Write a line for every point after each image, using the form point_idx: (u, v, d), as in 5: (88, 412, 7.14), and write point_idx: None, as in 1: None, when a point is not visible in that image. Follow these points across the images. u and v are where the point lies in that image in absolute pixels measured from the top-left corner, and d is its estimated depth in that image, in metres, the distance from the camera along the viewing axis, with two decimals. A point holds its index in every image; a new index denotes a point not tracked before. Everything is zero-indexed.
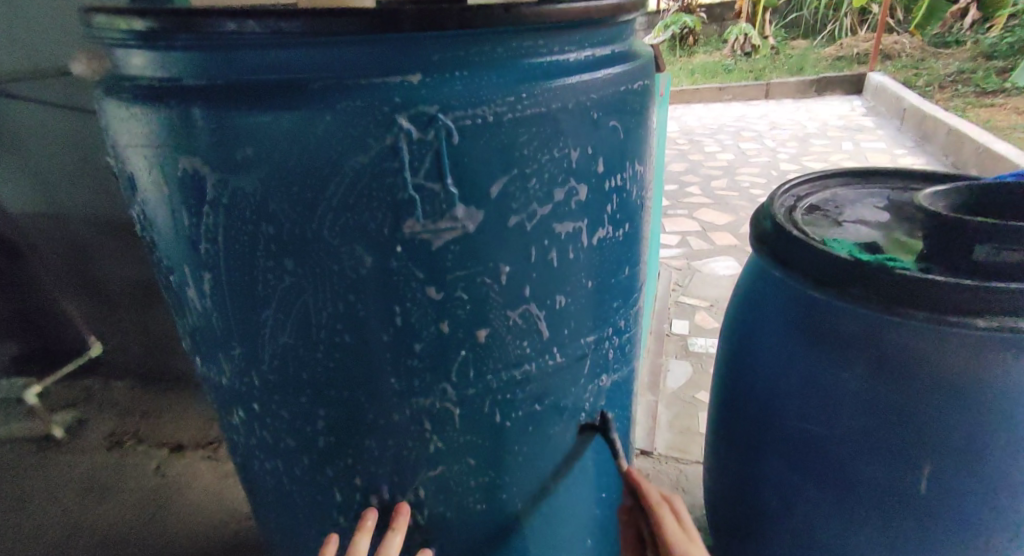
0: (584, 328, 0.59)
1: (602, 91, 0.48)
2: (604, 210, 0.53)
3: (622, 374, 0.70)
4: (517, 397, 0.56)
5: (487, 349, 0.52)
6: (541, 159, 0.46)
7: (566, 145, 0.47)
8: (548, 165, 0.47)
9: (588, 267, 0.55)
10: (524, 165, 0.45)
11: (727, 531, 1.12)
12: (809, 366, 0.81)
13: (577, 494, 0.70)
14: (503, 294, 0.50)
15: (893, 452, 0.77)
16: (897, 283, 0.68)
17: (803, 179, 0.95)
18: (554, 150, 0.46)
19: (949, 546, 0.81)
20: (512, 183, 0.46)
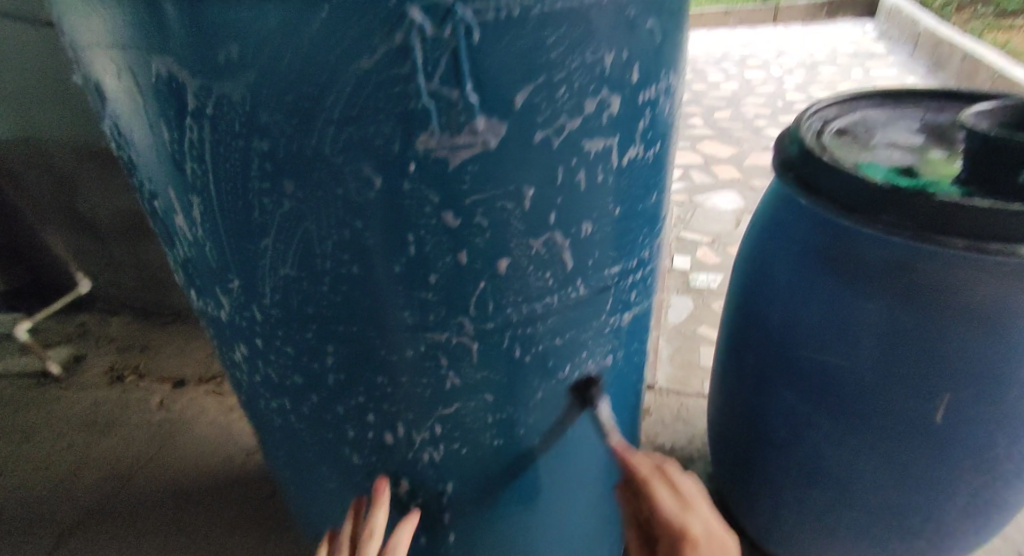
0: (608, 257, 0.54)
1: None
2: (635, 126, 0.48)
3: (643, 308, 0.67)
4: (537, 332, 0.53)
5: (506, 281, 0.48)
6: (572, 64, 0.40)
7: (600, 48, 0.41)
8: (579, 70, 0.41)
9: (616, 190, 0.50)
10: (553, 70, 0.40)
11: (731, 461, 1.12)
12: (832, 295, 0.78)
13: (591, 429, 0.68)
14: (525, 220, 0.45)
15: (913, 382, 0.75)
16: (939, 209, 0.63)
17: (832, 100, 0.87)
18: (587, 53, 0.40)
19: (957, 472, 0.81)
20: (538, 92, 0.40)
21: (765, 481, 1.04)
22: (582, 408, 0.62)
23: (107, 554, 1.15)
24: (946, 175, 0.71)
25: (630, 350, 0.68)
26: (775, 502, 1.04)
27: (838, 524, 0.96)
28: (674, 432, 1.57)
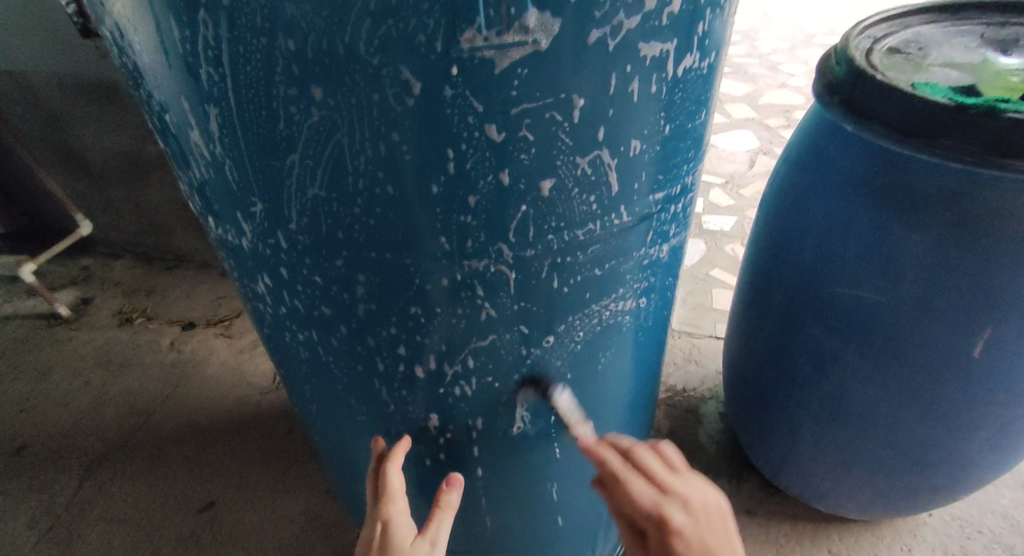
0: (654, 182, 0.51)
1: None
2: (694, 30, 0.43)
3: (681, 240, 0.63)
4: (578, 261, 0.50)
5: (550, 204, 0.44)
6: None
7: None
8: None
9: (668, 105, 0.46)
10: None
11: (748, 400, 1.12)
12: (873, 228, 0.75)
13: (622, 366, 0.66)
14: (573, 134, 0.41)
15: (955, 316, 0.73)
16: (1005, 130, 0.60)
17: (882, 17, 0.84)
18: None
19: (987, 407, 0.80)
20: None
21: (784, 418, 1.03)
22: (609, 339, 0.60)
23: (130, 487, 1.17)
24: (1011, 91, 0.67)
25: (666, 283, 0.65)
26: (793, 439, 1.04)
27: (856, 459, 0.97)
28: (686, 372, 1.57)
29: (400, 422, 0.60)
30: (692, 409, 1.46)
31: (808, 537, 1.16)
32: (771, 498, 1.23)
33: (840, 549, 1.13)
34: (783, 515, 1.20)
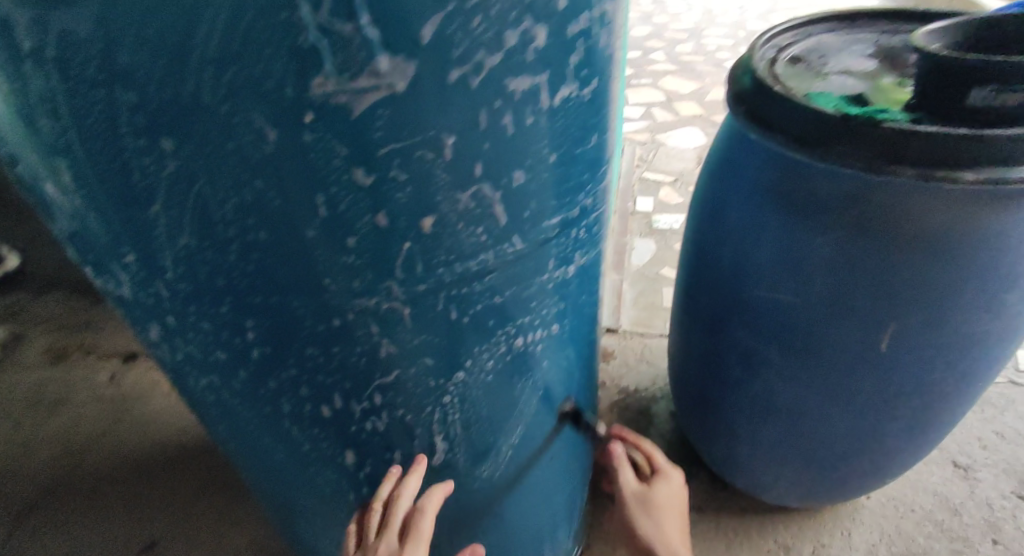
0: (547, 209, 0.51)
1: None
2: (567, 61, 0.44)
3: (591, 258, 0.64)
4: (476, 290, 0.50)
5: (436, 239, 0.44)
6: None
7: None
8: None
9: (550, 134, 0.46)
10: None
11: (690, 401, 1.14)
12: (783, 232, 0.77)
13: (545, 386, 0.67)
14: (449, 170, 0.41)
15: (863, 314, 0.75)
16: (887, 137, 0.63)
17: (785, 27, 0.89)
18: None
19: (901, 396, 0.83)
20: (452, 20, 0.35)
21: (723, 418, 1.06)
22: (524, 360, 0.60)
23: (65, 531, 1.12)
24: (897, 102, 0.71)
25: (580, 301, 0.66)
26: (732, 436, 1.07)
27: (791, 452, 0.99)
28: (638, 373, 1.60)
29: (318, 458, 0.59)
30: (644, 410, 1.48)
31: (756, 529, 1.19)
32: (721, 494, 1.25)
33: (786, 539, 1.16)
34: (733, 509, 1.23)
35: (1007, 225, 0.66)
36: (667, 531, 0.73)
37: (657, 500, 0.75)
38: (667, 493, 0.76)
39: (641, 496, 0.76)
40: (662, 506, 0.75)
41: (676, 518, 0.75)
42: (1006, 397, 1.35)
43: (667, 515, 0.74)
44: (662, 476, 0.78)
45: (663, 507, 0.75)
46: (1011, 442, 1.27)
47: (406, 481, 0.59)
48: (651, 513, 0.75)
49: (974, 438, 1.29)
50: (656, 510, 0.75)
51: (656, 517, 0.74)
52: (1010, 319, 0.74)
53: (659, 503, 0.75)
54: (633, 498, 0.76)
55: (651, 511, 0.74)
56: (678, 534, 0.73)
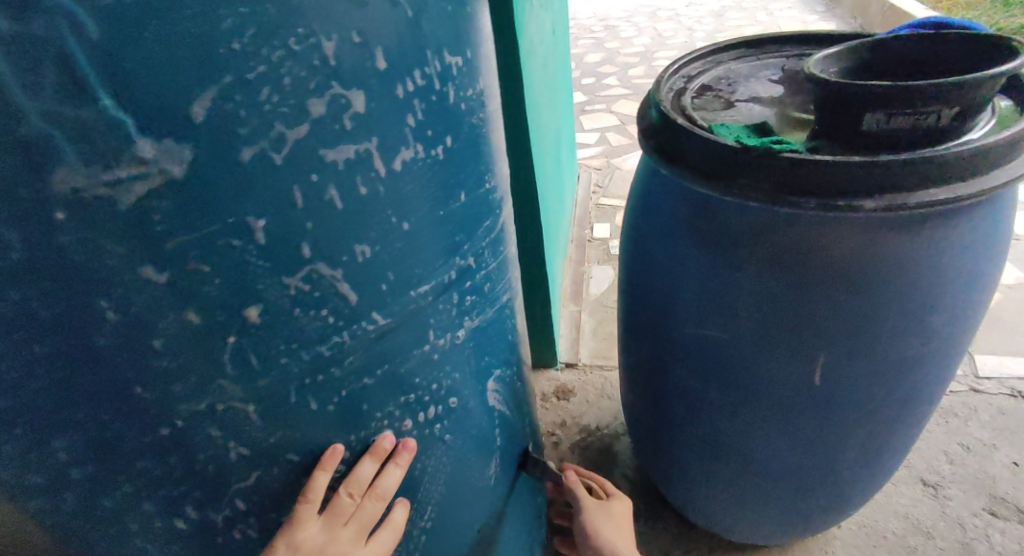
0: (412, 277, 0.46)
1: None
2: (403, 123, 0.40)
3: (487, 317, 0.60)
4: (336, 376, 0.45)
5: (269, 329, 0.39)
6: (273, 55, 0.31)
7: (312, 31, 0.32)
8: (285, 64, 0.32)
9: (396, 202, 0.42)
10: (241, 63, 0.30)
11: (644, 444, 1.08)
12: (701, 269, 0.74)
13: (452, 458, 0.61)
14: (267, 255, 0.36)
15: (791, 350, 0.72)
16: (786, 168, 0.61)
17: (695, 56, 0.87)
18: (291, 40, 0.32)
19: (845, 430, 0.78)
20: (231, 95, 0.31)
21: (676, 459, 1.00)
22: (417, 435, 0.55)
23: None
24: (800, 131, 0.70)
25: (480, 365, 0.61)
26: (686, 477, 1.01)
27: (746, 492, 0.94)
28: (600, 410, 1.50)
29: None
30: (606, 448, 1.40)
31: None
32: (689, 537, 1.18)
33: None
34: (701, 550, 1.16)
35: (921, 250, 0.63)
36: (623, 537, 0.82)
37: (616, 511, 0.85)
38: (623, 506, 0.87)
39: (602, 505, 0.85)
40: (619, 517, 0.85)
41: (627, 524, 0.85)
42: (968, 406, 1.30)
43: (623, 524, 0.84)
44: (614, 497, 0.88)
45: (621, 520, 0.85)
46: (977, 454, 1.21)
47: (393, 479, 0.53)
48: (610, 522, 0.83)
49: (941, 453, 1.22)
50: (614, 514, 0.84)
51: (611, 518, 0.84)
52: (942, 343, 0.71)
53: (616, 511, 0.85)
54: (591, 505, 0.84)
55: (611, 515, 0.84)
56: (630, 538, 0.82)
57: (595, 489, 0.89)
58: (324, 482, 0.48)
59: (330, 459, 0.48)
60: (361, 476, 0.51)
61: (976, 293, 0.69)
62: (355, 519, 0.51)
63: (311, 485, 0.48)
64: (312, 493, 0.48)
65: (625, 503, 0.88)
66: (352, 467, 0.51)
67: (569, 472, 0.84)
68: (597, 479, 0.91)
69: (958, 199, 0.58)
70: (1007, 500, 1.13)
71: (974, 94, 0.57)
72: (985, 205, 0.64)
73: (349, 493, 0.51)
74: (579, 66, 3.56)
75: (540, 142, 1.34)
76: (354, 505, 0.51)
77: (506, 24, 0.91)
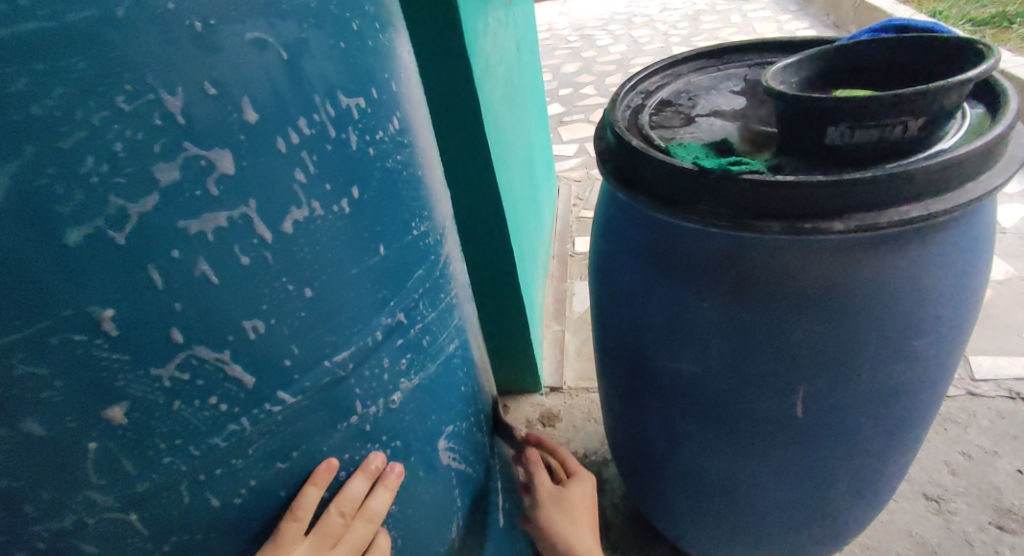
0: (324, 347, 0.41)
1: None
2: (289, 179, 0.35)
3: (430, 372, 0.54)
4: (239, 467, 0.39)
5: (140, 431, 0.33)
6: (93, 119, 0.26)
7: (144, 87, 0.27)
8: (113, 127, 0.26)
9: (290, 267, 0.37)
10: (48, 130, 0.25)
11: (628, 479, 1.01)
12: (668, 298, 0.68)
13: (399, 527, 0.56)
14: (123, 349, 0.30)
15: (769, 381, 0.66)
16: (747, 190, 0.56)
17: (652, 69, 0.83)
18: (116, 99, 0.26)
19: (833, 461, 0.73)
20: (39, 169, 0.25)
21: (661, 495, 0.93)
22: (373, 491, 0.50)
23: None
24: (765, 147, 0.65)
25: (426, 425, 0.55)
26: (674, 512, 0.95)
27: (737, 528, 0.88)
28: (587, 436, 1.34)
29: None
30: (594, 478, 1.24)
31: None
32: None
33: None
34: None
35: (898, 271, 0.59)
36: (577, 527, 0.76)
37: (572, 497, 0.79)
38: (583, 496, 0.81)
39: (558, 494, 0.79)
40: (575, 501, 0.79)
41: (584, 519, 0.79)
42: (966, 411, 1.21)
43: (579, 515, 0.78)
44: (576, 480, 0.82)
45: (577, 507, 0.79)
46: (979, 462, 1.12)
47: (382, 500, 0.50)
48: (565, 515, 0.77)
49: (941, 464, 1.12)
50: (570, 505, 0.78)
51: (567, 512, 0.77)
52: (929, 367, 0.66)
53: (573, 501, 0.79)
54: (545, 493, 0.79)
55: (565, 506, 0.78)
56: (588, 535, 0.77)
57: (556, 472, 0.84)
58: (315, 497, 0.45)
59: (323, 474, 0.45)
60: (352, 494, 0.48)
61: (961, 311, 0.64)
62: (344, 543, 0.47)
63: (301, 502, 0.44)
64: (302, 510, 0.44)
65: (585, 489, 0.82)
66: (343, 485, 0.48)
67: (532, 451, 0.81)
68: (562, 456, 0.86)
69: (931, 217, 0.53)
70: (1012, 513, 1.03)
71: (941, 102, 0.52)
72: (962, 219, 0.59)
73: (340, 512, 0.47)
74: (557, 77, 3.52)
75: (509, 164, 1.29)
76: (343, 527, 0.47)
77: (455, 47, 0.87)
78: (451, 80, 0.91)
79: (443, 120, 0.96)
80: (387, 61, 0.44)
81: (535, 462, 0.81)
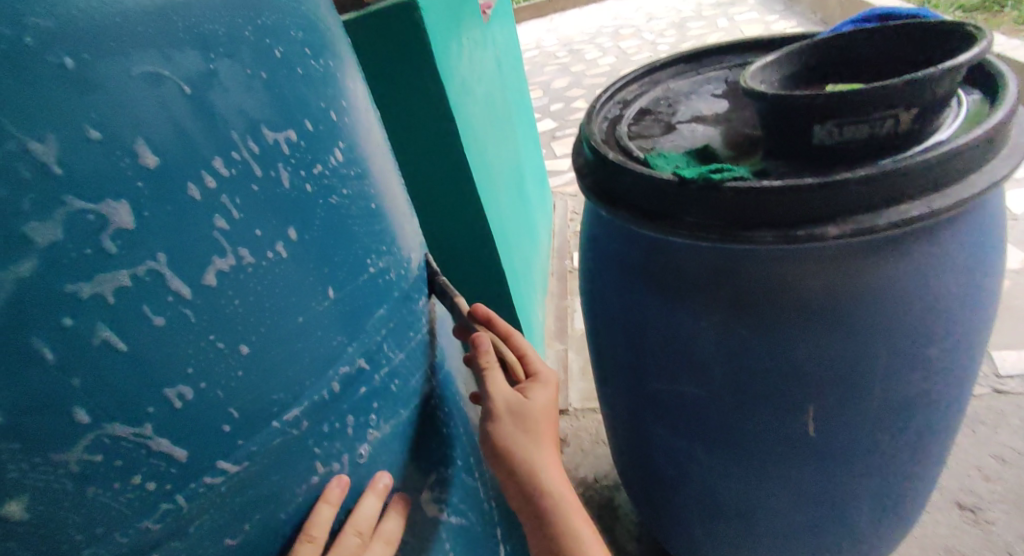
0: (269, 406, 0.37)
1: (57, 9, 0.26)
2: (205, 225, 0.31)
3: (403, 418, 0.50)
4: (177, 548, 0.35)
5: (46, 525, 0.29)
6: None
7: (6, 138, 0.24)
8: None
9: (217, 324, 0.33)
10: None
11: (639, 508, 0.95)
12: (661, 317, 0.64)
13: None
14: (13, 436, 0.27)
15: (775, 400, 0.61)
16: (731, 199, 0.52)
17: (629, 78, 0.79)
18: None
19: (854, 481, 0.67)
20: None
21: (676, 525, 0.87)
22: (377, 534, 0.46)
23: None
24: (753, 149, 0.61)
25: (402, 477, 0.51)
26: (690, 541, 0.88)
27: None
28: (597, 459, 1.28)
29: None
30: (606, 504, 1.18)
31: None
32: None
33: None
34: None
35: (905, 273, 0.54)
36: (540, 449, 0.57)
37: (536, 417, 0.58)
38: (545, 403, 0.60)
39: (518, 406, 0.58)
40: (535, 412, 0.58)
41: (549, 435, 0.59)
42: (995, 410, 1.15)
43: (543, 437, 0.58)
44: (538, 383, 0.62)
45: (542, 421, 0.59)
46: (1014, 465, 1.05)
47: (395, 520, 0.48)
48: (525, 431, 0.57)
49: (973, 469, 1.06)
50: (533, 424, 0.58)
51: (531, 436, 0.58)
52: (948, 373, 0.61)
53: (537, 415, 0.58)
54: (502, 407, 0.57)
55: (528, 426, 0.57)
56: (555, 458, 0.59)
57: (512, 368, 0.64)
58: (330, 515, 0.42)
59: (334, 490, 0.42)
60: (366, 512, 0.45)
61: (977, 312, 0.60)
62: None
63: (314, 523, 0.41)
64: (317, 531, 0.41)
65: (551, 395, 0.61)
66: (353, 507, 0.45)
67: (481, 332, 0.60)
68: (514, 337, 0.64)
69: (934, 214, 0.49)
70: None
71: (934, 90, 0.49)
72: (969, 214, 0.55)
73: (356, 533, 0.44)
74: (547, 93, 3.51)
75: (496, 184, 1.26)
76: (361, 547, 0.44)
77: (426, 71, 0.84)
78: (424, 104, 0.88)
79: (420, 146, 0.92)
80: (326, 91, 0.41)
81: (489, 355, 0.59)
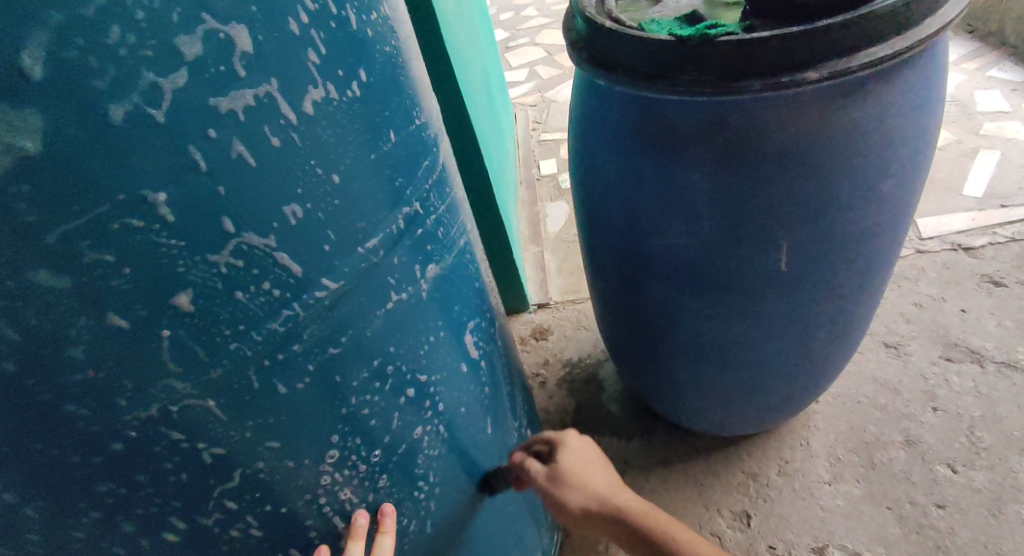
0: (355, 232, 0.42)
1: None
2: (302, 55, 0.35)
3: (447, 262, 0.56)
4: (297, 353, 0.41)
5: (206, 317, 0.35)
6: None
7: None
8: None
9: (316, 151, 0.38)
10: None
11: (629, 366, 1.06)
12: (656, 174, 0.71)
13: (448, 405, 0.59)
14: (179, 233, 0.32)
15: (755, 241, 0.70)
16: (726, 53, 0.58)
17: None
18: None
19: (815, 309, 0.79)
20: (69, 39, 0.26)
21: (662, 373, 0.99)
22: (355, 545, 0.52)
23: None
24: (733, 14, 0.68)
25: (450, 315, 0.58)
26: (673, 386, 1.00)
27: (732, 389, 0.94)
28: (580, 342, 1.39)
29: None
30: (591, 379, 1.30)
31: (723, 465, 1.09)
32: (684, 439, 1.14)
33: (752, 466, 1.07)
34: (697, 451, 1.12)
35: (862, 115, 0.63)
36: (590, 488, 0.70)
37: (569, 466, 0.70)
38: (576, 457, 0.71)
39: (558, 480, 0.69)
40: (573, 470, 0.70)
41: (592, 470, 0.71)
42: (916, 267, 1.33)
43: (586, 473, 0.70)
44: (558, 445, 0.72)
45: (579, 470, 0.70)
46: (929, 309, 1.25)
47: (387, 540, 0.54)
48: (572, 485, 0.69)
49: (898, 315, 1.25)
50: (574, 476, 0.69)
51: (576, 481, 0.70)
52: (894, 207, 0.72)
53: (572, 467, 0.70)
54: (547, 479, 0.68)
55: (573, 478, 0.69)
56: (606, 485, 0.71)
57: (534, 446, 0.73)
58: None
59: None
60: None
61: (919, 152, 0.70)
62: None
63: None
64: None
65: (573, 450, 0.72)
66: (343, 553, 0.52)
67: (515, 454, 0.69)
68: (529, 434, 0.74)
69: (895, 55, 0.57)
70: (960, 345, 1.18)
71: None
72: (915, 61, 0.64)
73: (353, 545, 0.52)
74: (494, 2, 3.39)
75: (470, 84, 1.28)
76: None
77: None
78: None
79: None
80: None
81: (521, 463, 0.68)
